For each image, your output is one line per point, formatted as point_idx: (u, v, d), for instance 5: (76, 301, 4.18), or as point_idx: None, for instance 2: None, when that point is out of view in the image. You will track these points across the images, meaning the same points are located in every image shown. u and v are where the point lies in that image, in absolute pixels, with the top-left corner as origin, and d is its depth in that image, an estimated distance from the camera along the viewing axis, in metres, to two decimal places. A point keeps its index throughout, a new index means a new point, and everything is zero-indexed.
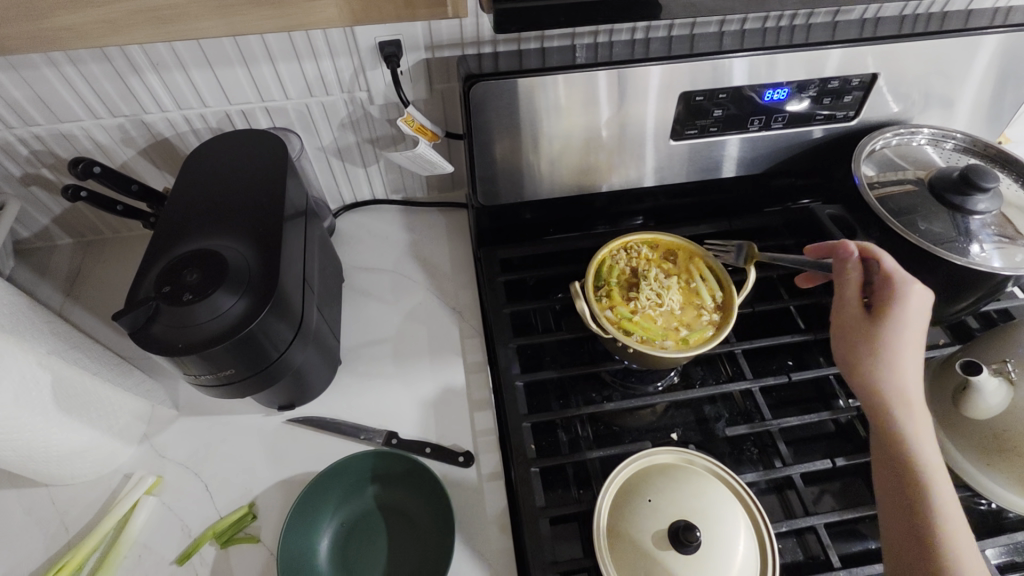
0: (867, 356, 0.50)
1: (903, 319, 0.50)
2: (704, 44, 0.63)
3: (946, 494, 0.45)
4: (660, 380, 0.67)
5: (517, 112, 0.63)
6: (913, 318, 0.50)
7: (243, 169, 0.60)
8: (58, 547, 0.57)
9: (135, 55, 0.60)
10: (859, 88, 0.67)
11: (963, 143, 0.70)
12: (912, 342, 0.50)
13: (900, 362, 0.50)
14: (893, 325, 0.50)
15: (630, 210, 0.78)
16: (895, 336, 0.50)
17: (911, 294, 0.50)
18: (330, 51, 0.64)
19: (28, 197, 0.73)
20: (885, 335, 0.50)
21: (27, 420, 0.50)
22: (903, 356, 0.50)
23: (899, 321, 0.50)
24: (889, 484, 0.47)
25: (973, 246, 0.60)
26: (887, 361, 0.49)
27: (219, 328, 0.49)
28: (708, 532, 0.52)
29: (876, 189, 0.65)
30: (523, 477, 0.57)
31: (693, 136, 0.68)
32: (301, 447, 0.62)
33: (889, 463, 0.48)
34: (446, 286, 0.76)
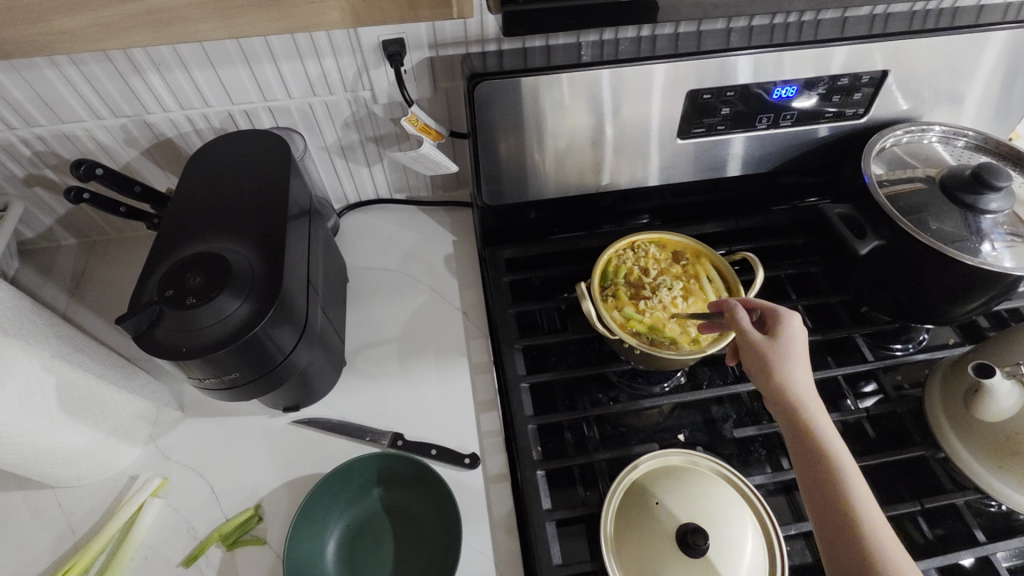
0: (768, 381, 0.49)
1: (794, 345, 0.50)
2: (711, 41, 0.62)
3: (874, 512, 0.42)
4: (667, 381, 0.67)
5: (522, 111, 0.62)
6: (794, 342, 0.51)
7: (246, 170, 0.59)
8: (64, 549, 0.57)
9: (137, 56, 0.60)
10: (869, 84, 0.66)
11: (974, 141, 0.69)
12: (802, 365, 0.50)
13: (801, 384, 0.49)
14: (781, 350, 0.50)
15: (636, 209, 0.77)
16: (787, 359, 0.50)
17: (785, 321, 0.52)
18: (333, 50, 0.63)
19: (31, 198, 0.73)
20: (779, 359, 0.50)
21: (31, 423, 0.50)
22: (803, 378, 0.49)
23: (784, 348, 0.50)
24: (820, 514, 0.44)
25: (985, 245, 0.59)
26: (788, 384, 0.48)
27: (222, 332, 0.48)
28: (715, 535, 0.51)
29: (886, 187, 0.64)
30: (529, 479, 0.57)
31: (700, 134, 0.68)
32: (306, 448, 0.62)
33: (814, 486, 0.45)
34: (451, 286, 0.76)
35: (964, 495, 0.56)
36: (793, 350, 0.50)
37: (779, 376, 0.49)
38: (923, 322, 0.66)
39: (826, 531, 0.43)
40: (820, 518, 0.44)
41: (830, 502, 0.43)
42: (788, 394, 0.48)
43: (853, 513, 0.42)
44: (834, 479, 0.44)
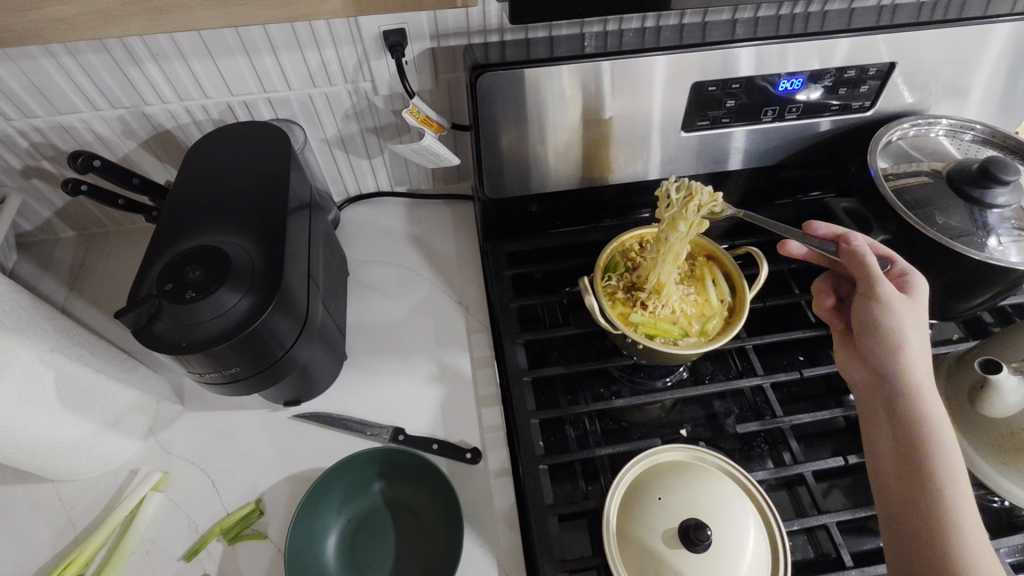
0: (885, 332, 0.50)
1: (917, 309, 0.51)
2: (715, 33, 0.62)
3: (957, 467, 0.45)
4: (669, 375, 0.66)
5: (524, 103, 0.61)
6: (917, 307, 0.52)
7: (246, 162, 0.59)
8: (65, 544, 0.56)
9: (134, 46, 0.59)
10: (876, 77, 0.65)
11: (981, 134, 0.68)
12: (921, 327, 0.51)
13: (916, 342, 0.50)
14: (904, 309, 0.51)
15: (638, 203, 0.77)
16: (908, 318, 0.51)
17: (916, 287, 0.53)
18: (333, 40, 0.62)
19: (29, 190, 0.73)
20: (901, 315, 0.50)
21: (30, 417, 0.50)
22: (918, 336, 0.50)
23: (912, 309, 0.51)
24: (902, 458, 0.47)
25: (991, 240, 0.58)
26: (905, 339, 0.50)
27: (222, 326, 0.48)
28: (718, 531, 0.51)
29: (891, 181, 0.64)
30: (530, 474, 0.57)
31: (704, 127, 0.67)
32: (307, 442, 0.62)
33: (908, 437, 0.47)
34: (452, 280, 0.75)
35: None
36: (917, 313, 0.51)
37: (897, 330, 0.50)
38: (928, 318, 0.66)
39: (906, 474, 0.46)
40: (902, 461, 0.47)
41: (918, 451, 0.46)
42: (904, 348, 0.49)
43: (939, 466, 0.45)
44: (927, 433, 0.47)
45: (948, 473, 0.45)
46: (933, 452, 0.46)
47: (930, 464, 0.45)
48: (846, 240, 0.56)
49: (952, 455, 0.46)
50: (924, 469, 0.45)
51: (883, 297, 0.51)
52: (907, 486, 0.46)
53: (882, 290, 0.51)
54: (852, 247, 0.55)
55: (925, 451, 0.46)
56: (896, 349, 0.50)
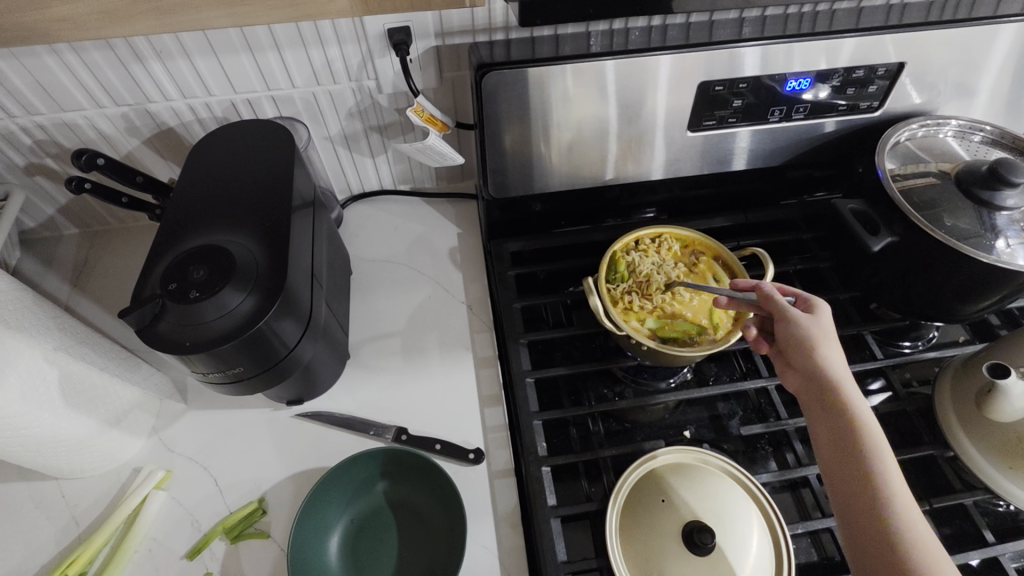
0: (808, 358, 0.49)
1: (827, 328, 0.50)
2: (723, 31, 0.61)
3: (905, 495, 0.43)
4: (673, 376, 0.66)
5: (529, 102, 0.61)
6: (829, 328, 0.51)
7: (251, 160, 0.59)
8: (68, 542, 0.56)
9: (138, 43, 0.59)
10: (885, 77, 0.64)
11: (991, 135, 0.68)
12: (838, 347, 0.50)
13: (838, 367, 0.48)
14: (819, 332, 0.50)
15: (643, 202, 0.76)
16: (825, 339, 0.49)
17: (820, 309, 0.52)
18: (338, 38, 0.62)
19: (33, 187, 0.72)
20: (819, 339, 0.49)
21: (34, 415, 0.50)
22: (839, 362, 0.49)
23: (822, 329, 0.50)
24: (849, 495, 0.44)
25: (999, 242, 0.58)
26: (828, 362, 0.48)
27: (227, 326, 0.48)
28: (722, 534, 0.51)
29: (899, 181, 0.63)
30: (534, 475, 0.57)
31: (710, 127, 0.66)
32: (311, 441, 0.62)
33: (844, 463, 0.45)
34: (456, 279, 0.75)
35: (973, 495, 0.55)
36: (829, 333, 0.50)
37: (819, 355, 0.48)
38: (935, 320, 0.65)
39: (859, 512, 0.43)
40: (851, 499, 0.44)
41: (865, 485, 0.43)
42: (830, 374, 0.48)
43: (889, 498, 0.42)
44: (870, 464, 0.44)
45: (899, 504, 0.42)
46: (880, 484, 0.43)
47: (879, 497, 0.42)
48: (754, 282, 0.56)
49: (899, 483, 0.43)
50: (874, 502, 0.42)
51: (801, 326, 0.50)
52: (859, 525, 0.43)
53: (794, 318, 0.50)
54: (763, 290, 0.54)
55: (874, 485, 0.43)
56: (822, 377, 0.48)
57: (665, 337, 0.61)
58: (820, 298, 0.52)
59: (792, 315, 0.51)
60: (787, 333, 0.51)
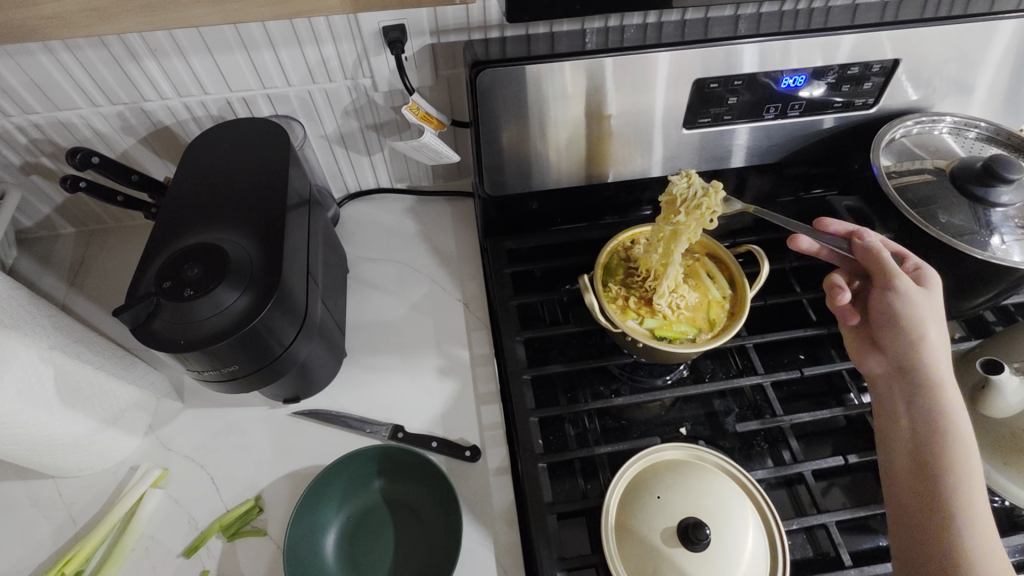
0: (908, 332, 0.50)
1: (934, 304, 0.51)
2: (717, 28, 0.61)
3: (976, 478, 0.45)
4: (669, 373, 0.66)
5: (524, 99, 0.61)
6: (935, 305, 0.51)
7: (246, 158, 0.59)
8: (65, 540, 0.57)
9: (133, 41, 0.59)
10: (879, 74, 0.64)
11: (986, 132, 0.68)
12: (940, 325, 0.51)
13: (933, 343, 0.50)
14: (923, 308, 0.51)
15: (639, 200, 0.76)
16: (928, 316, 0.51)
17: (930, 283, 0.52)
18: (332, 36, 0.62)
19: (29, 186, 0.73)
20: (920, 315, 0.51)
21: (30, 414, 0.50)
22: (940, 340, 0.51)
23: (929, 305, 0.51)
24: (916, 462, 0.47)
25: (994, 239, 0.58)
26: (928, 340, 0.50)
27: (221, 324, 0.48)
28: (717, 530, 0.51)
29: (894, 179, 0.63)
30: (530, 472, 0.57)
31: (705, 125, 0.66)
32: (307, 439, 0.62)
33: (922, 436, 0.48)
34: (452, 277, 0.75)
35: None
36: (935, 310, 0.51)
37: (918, 330, 0.50)
38: (930, 316, 0.65)
39: (921, 477, 0.47)
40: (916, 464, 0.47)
41: (934, 456, 0.47)
42: (924, 350, 0.50)
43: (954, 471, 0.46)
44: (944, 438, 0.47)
45: (962, 480, 0.45)
46: (949, 457, 0.46)
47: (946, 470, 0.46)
48: (860, 238, 0.56)
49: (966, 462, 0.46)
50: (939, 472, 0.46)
51: (904, 298, 0.51)
52: (919, 489, 0.46)
53: (898, 287, 0.51)
54: (864, 244, 0.55)
55: (943, 456, 0.46)
56: (913, 351, 0.50)
57: (661, 335, 0.61)
58: (934, 272, 0.53)
59: (895, 286, 0.52)
60: (886, 301, 0.53)
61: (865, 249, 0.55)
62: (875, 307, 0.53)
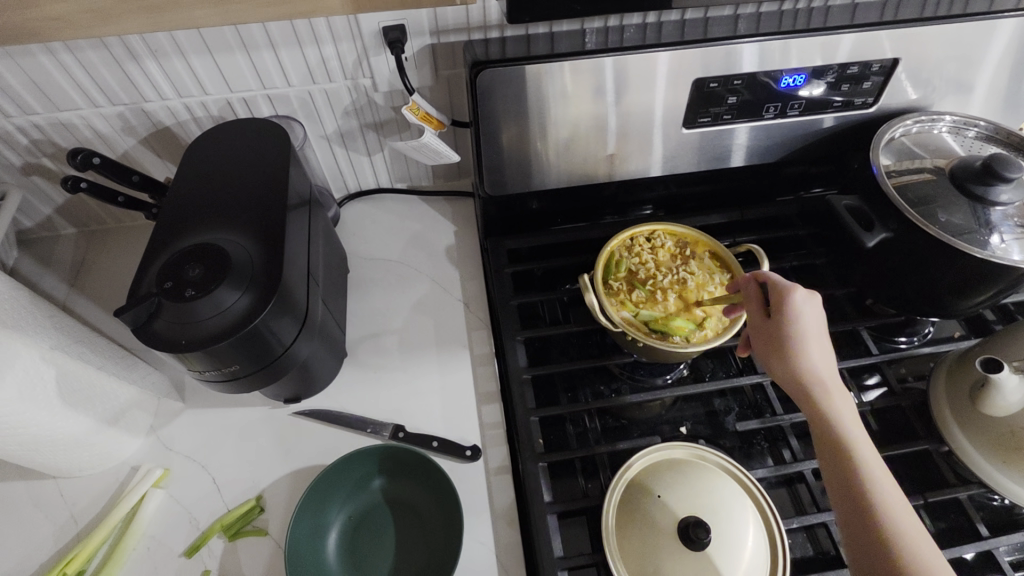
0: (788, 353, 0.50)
1: (803, 320, 0.50)
2: (717, 28, 0.61)
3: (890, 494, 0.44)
4: (669, 373, 0.66)
5: (525, 99, 0.61)
6: (807, 319, 0.51)
7: (245, 158, 0.59)
8: (67, 540, 0.57)
9: (134, 42, 0.59)
10: (879, 73, 0.64)
11: (985, 131, 0.68)
12: (819, 339, 0.50)
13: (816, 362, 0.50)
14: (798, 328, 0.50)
15: (639, 199, 0.76)
16: (804, 335, 0.50)
17: (794, 294, 0.51)
18: (332, 36, 0.62)
19: (30, 187, 0.73)
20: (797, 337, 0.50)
21: (31, 414, 0.50)
22: (818, 355, 0.50)
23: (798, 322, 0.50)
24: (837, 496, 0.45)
25: (993, 238, 0.58)
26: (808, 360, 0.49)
27: (223, 324, 0.48)
28: (717, 529, 0.51)
29: (894, 177, 0.63)
30: (531, 471, 0.57)
31: (705, 124, 0.66)
32: (308, 438, 0.62)
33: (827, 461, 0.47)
34: (452, 277, 0.75)
35: (968, 490, 0.56)
36: (811, 325, 0.50)
37: (797, 354, 0.50)
38: (930, 315, 0.65)
39: (845, 513, 0.44)
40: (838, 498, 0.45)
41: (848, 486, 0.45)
42: (810, 378, 0.49)
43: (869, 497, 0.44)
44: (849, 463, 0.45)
45: (882, 506, 0.43)
46: (864, 484, 0.44)
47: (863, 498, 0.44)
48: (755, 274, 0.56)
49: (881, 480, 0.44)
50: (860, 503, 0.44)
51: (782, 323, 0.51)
52: (851, 532, 0.44)
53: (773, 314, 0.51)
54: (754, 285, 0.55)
55: (857, 484, 0.44)
56: (802, 375, 0.49)
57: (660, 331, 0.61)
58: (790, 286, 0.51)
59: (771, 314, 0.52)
60: (764, 332, 0.52)
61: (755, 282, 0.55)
62: (758, 341, 0.53)
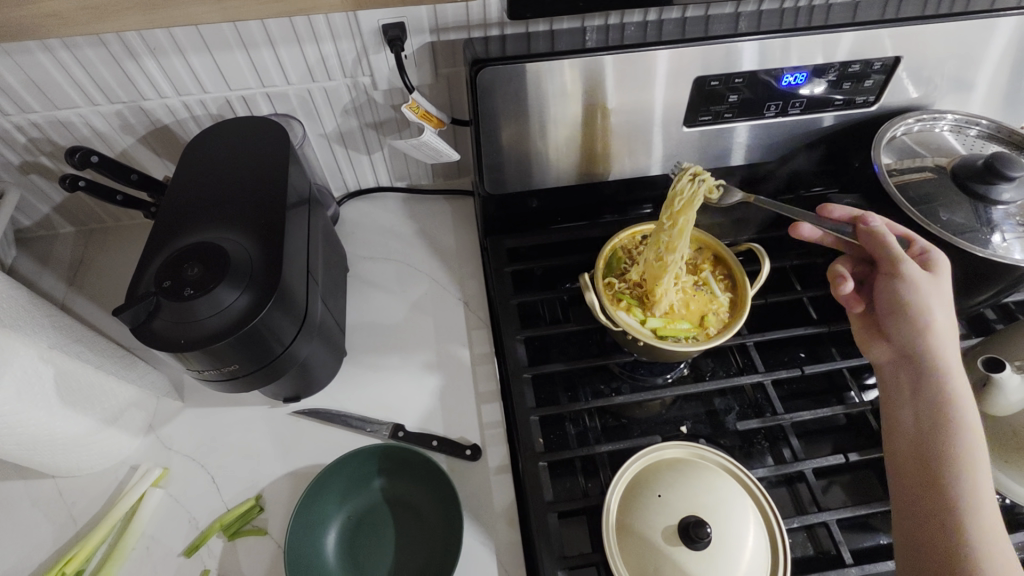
0: (914, 310, 0.51)
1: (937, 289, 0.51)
2: (718, 26, 0.61)
3: (983, 468, 0.45)
4: (669, 372, 0.66)
5: (525, 97, 0.61)
6: (942, 290, 0.52)
7: (246, 156, 0.58)
8: (65, 540, 0.57)
9: (132, 40, 0.58)
10: (880, 71, 0.64)
11: (987, 129, 0.68)
12: (948, 308, 0.51)
13: (944, 330, 0.50)
14: (927, 291, 0.51)
15: (639, 198, 0.76)
16: (935, 301, 0.51)
17: (937, 266, 0.53)
18: (332, 34, 0.62)
19: (28, 185, 0.72)
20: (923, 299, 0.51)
21: (29, 414, 0.50)
22: (946, 324, 0.51)
23: (936, 289, 0.51)
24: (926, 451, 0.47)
25: (995, 236, 0.58)
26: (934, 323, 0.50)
27: (222, 324, 0.48)
28: (717, 529, 0.51)
29: (895, 176, 0.63)
30: (531, 471, 0.57)
31: (706, 123, 0.66)
32: (308, 438, 0.62)
33: (928, 416, 0.48)
34: (452, 276, 0.75)
35: None
36: (942, 293, 0.51)
37: (925, 311, 0.51)
38: None
39: (929, 466, 0.47)
40: (922, 460, 0.47)
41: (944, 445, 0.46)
42: (934, 340, 0.50)
43: (963, 468, 0.45)
44: (944, 426, 0.47)
45: (973, 474, 0.45)
46: (962, 449, 0.46)
47: (947, 463, 0.46)
48: (861, 221, 0.57)
49: (980, 456, 0.46)
50: (952, 470, 0.46)
51: (915, 283, 0.52)
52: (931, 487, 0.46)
53: (907, 272, 0.52)
54: (867, 227, 0.56)
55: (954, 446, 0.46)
56: (927, 335, 0.50)
57: (664, 334, 0.60)
58: (941, 258, 0.53)
59: (903, 269, 0.52)
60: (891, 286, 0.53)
61: (867, 228, 0.56)
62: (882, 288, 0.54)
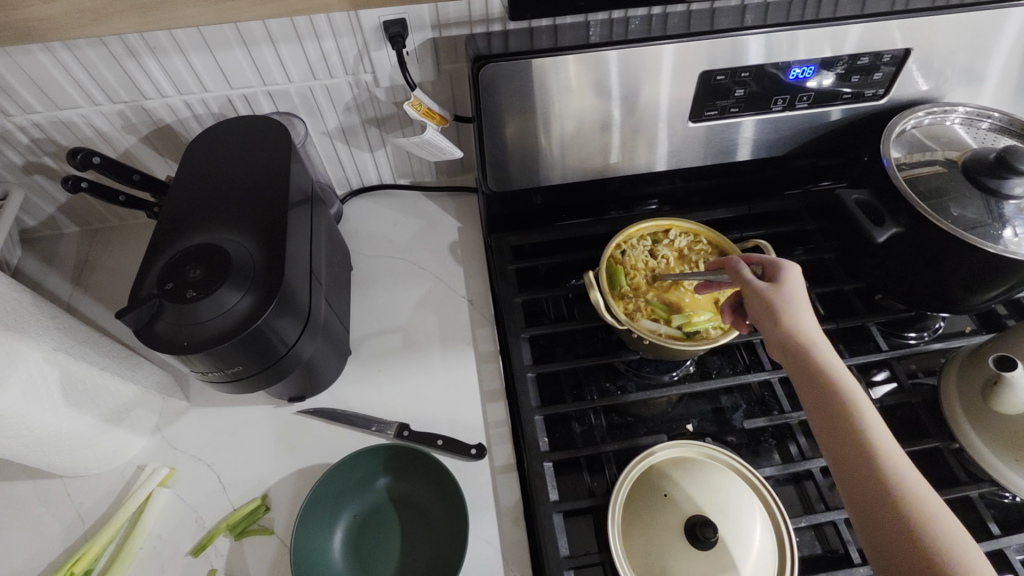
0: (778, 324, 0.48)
1: (795, 295, 0.50)
2: (724, 19, 0.60)
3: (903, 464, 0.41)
4: (675, 370, 0.66)
5: (530, 93, 0.60)
6: (798, 293, 0.50)
7: (246, 156, 0.58)
8: (73, 539, 0.57)
9: (132, 40, 0.58)
10: (890, 63, 0.63)
11: (999, 122, 0.67)
12: (810, 311, 0.49)
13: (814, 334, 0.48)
14: (790, 296, 0.49)
15: (644, 194, 0.76)
16: (798, 307, 0.49)
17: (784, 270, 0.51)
18: (332, 31, 0.61)
19: (32, 185, 0.72)
20: (790, 305, 0.49)
21: (34, 416, 0.50)
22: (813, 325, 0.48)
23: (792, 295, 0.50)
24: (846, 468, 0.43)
25: (1007, 231, 0.57)
26: (801, 328, 0.48)
27: (225, 325, 0.48)
28: (724, 529, 0.51)
29: (905, 170, 0.62)
30: (536, 470, 0.56)
31: (713, 117, 0.65)
32: (314, 436, 0.62)
33: (831, 430, 0.44)
34: (457, 275, 0.75)
35: (979, 488, 0.55)
36: (799, 298, 0.50)
37: (788, 320, 0.48)
38: (941, 311, 0.64)
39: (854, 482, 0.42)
40: (852, 477, 0.42)
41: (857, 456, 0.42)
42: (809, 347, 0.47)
43: (883, 470, 0.41)
44: (863, 436, 0.43)
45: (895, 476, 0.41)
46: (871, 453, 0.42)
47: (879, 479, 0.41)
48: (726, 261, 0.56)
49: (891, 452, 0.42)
50: (874, 479, 0.41)
51: (771, 297, 0.50)
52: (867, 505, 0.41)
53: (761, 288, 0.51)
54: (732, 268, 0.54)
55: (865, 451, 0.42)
56: (801, 346, 0.47)
57: (693, 333, 0.60)
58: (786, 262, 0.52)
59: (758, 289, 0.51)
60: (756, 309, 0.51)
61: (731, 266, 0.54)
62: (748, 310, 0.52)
